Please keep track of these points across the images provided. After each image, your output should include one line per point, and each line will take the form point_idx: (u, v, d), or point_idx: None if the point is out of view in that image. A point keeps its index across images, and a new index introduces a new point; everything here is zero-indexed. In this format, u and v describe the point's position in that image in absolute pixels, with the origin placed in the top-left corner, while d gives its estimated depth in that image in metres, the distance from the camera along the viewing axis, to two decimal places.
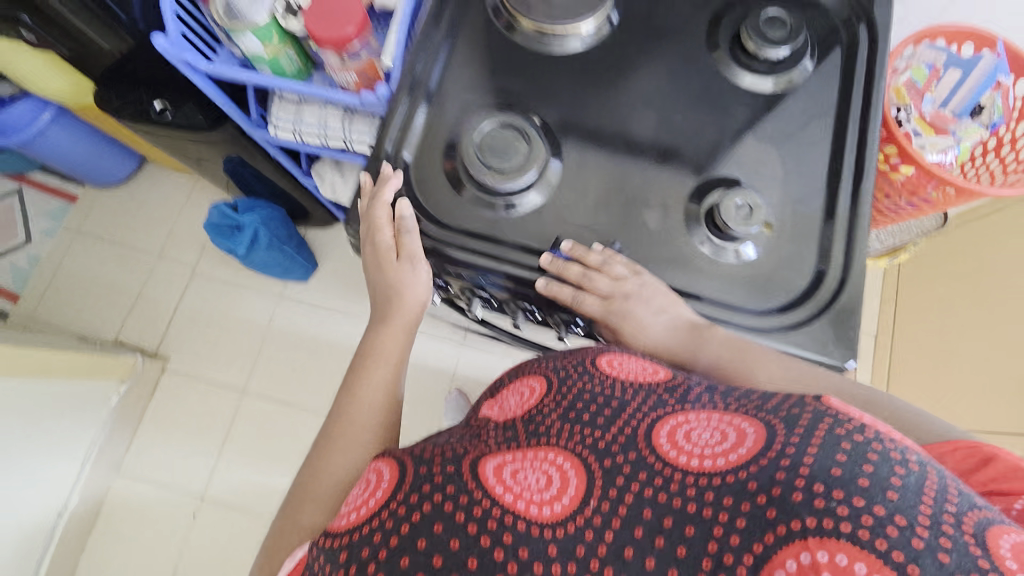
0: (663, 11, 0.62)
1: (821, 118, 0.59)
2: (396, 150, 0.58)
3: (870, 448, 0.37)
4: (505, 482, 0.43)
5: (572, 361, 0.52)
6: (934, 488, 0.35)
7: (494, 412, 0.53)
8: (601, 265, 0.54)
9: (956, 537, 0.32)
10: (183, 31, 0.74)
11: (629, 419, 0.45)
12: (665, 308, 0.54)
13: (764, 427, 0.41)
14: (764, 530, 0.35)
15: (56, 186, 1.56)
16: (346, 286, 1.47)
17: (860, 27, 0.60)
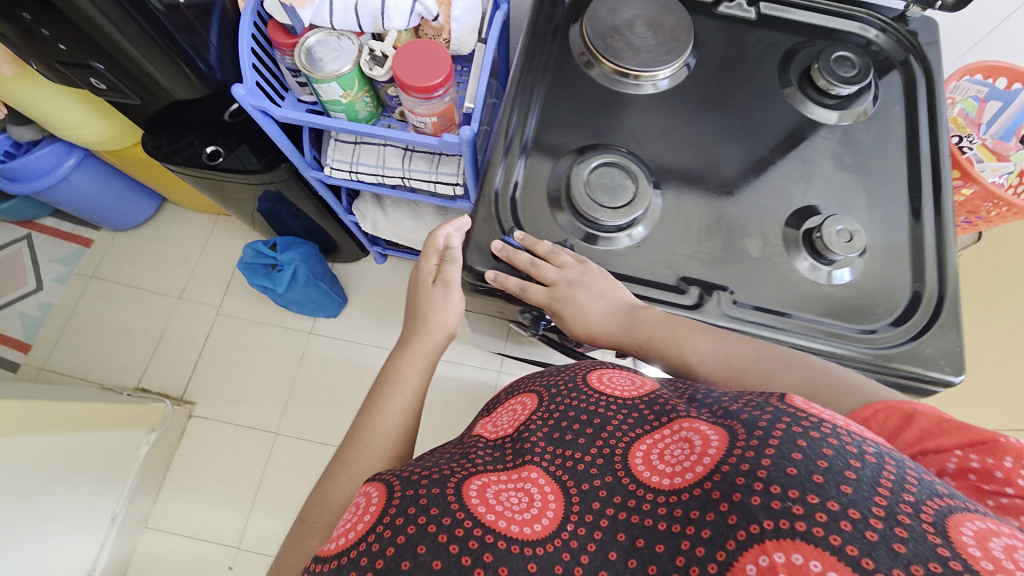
0: (735, 54, 0.67)
1: (891, 146, 0.63)
2: (503, 188, 0.60)
3: (827, 445, 0.32)
4: (488, 501, 0.39)
5: (562, 378, 0.50)
6: (891, 479, 0.30)
7: (487, 431, 0.51)
8: (549, 253, 0.56)
9: (913, 527, 0.27)
10: (258, 78, 0.74)
11: (610, 439, 0.43)
12: (602, 290, 0.55)
13: (725, 428, 0.37)
14: (726, 536, 0.31)
15: (70, 231, 1.53)
16: (378, 319, 1.45)
17: (915, 66, 0.67)
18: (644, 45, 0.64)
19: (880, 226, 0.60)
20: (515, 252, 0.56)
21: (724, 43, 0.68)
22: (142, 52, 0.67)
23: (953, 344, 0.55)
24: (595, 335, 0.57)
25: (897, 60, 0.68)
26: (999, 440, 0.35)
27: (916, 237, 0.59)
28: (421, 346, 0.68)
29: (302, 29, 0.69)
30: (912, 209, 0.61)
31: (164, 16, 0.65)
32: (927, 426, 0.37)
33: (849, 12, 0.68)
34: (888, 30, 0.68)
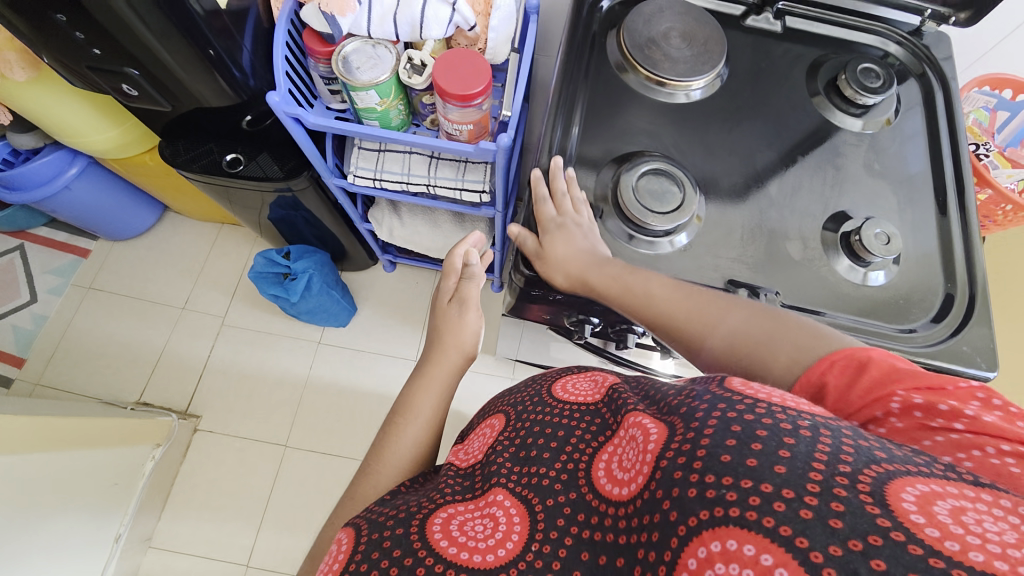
0: (765, 66, 0.70)
1: (915, 155, 0.67)
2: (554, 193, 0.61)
3: (761, 426, 0.30)
4: (451, 534, 0.41)
5: (528, 393, 0.51)
6: (827, 451, 0.28)
7: (458, 457, 0.51)
8: (579, 200, 0.60)
9: (849, 498, 0.26)
10: (290, 86, 0.74)
11: (574, 452, 0.42)
12: (592, 235, 0.58)
13: (666, 423, 0.35)
14: (670, 533, 0.30)
15: (65, 241, 1.48)
16: (388, 328, 1.44)
17: (932, 78, 0.71)
18: (681, 56, 0.66)
19: (911, 229, 0.62)
20: (560, 173, 0.61)
21: (754, 55, 0.70)
22: (172, 53, 0.65)
23: (985, 342, 0.57)
24: (560, 265, 0.57)
25: (913, 73, 0.72)
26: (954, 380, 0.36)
27: (945, 240, 0.62)
28: (438, 368, 0.67)
29: (340, 38, 0.69)
30: (940, 214, 0.64)
31: (202, 20, 0.63)
32: (885, 370, 0.39)
33: (868, 26, 0.72)
34: (905, 43, 0.72)
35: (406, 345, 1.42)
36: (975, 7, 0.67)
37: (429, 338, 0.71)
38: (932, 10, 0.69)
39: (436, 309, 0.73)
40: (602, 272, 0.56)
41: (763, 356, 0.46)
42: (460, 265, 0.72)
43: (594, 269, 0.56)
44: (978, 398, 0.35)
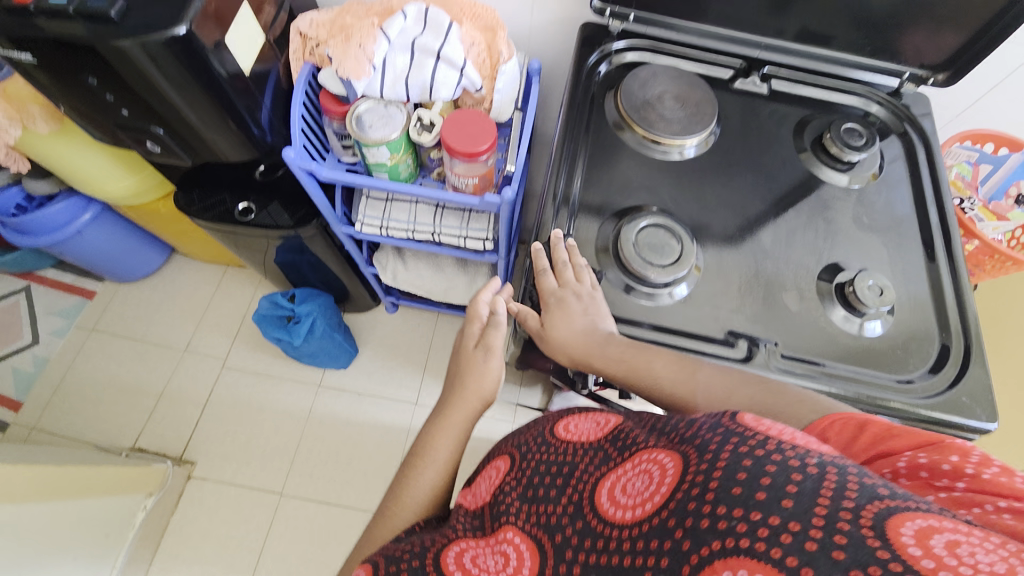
0: (754, 125, 0.74)
1: (905, 210, 0.70)
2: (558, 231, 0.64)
3: (770, 460, 0.31)
4: (465, 564, 0.42)
5: (533, 434, 0.53)
6: (832, 487, 0.28)
7: (466, 500, 0.53)
8: (578, 270, 0.61)
9: (851, 531, 0.26)
10: (305, 141, 0.78)
11: (580, 484, 0.43)
12: (592, 311, 0.59)
13: (678, 455, 0.36)
14: (680, 561, 0.30)
15: (72, 283, 1.50)
16: (390, 370, 1.44)
17: (914, 134, 0.75)
18: (675, 116, 0.70)
19: (904, 280, 0.64)
20: (561, 244, 0.62)
21: (743, 115, 0.75)
22: (198, 114, 0.68)
23: (985, 395, 0.57)
24: (562, 347, 0.59)
25: (894, 131, 0.76)
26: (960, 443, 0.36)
27: (936, 291, 0.64)
28: (456, 412, 0.65)
29: (354, 98, 0.74)
30: (930, 265, 0.66)
31: (227, 82, 0.66)
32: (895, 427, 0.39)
33: (850, 89, 0.77)
34: (886, 104, 0.77)
35: (407, 388, 1.41)
36: (952, 69, 0.73)
37: (449, 378, 0.70)
38: (911, 74, 0.75)
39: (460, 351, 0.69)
40: (602, 354, 0.57)
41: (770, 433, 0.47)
42: (484, 314, 0.67)
43: (596, 352, 0.57)
44: (976, 452, 0.34)
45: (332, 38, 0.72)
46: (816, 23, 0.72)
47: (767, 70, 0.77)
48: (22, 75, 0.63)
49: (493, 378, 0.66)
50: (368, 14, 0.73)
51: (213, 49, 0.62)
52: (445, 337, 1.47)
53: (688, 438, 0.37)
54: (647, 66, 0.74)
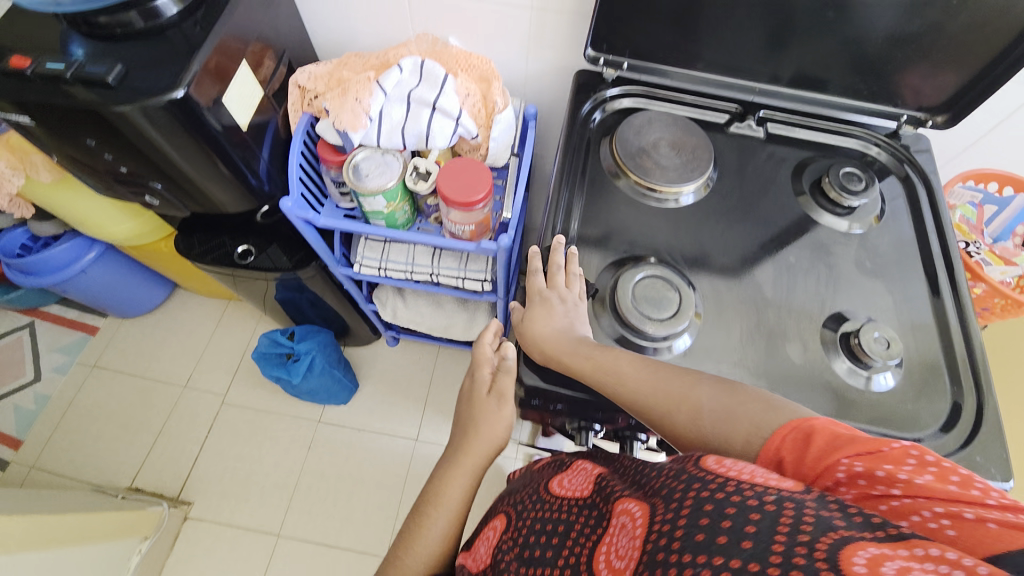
0: (751, 169, 0.74)
1: (909, 254, 0.69)
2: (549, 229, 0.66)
3: (729, 503, 0.31)
4: None
5: (528, 492, 0.52)
6: (789, 522, 0.28)
7: (468, 563, 0.51)
8: (571, 275, 0.61)
9: (807, 567, 0.25)
10: (303, 190, 0.78)
11: (573, 547, 0.41)
12: (575, 315, 0.59)
13: (649, 505, 0.35)
14: None
15: (75, 319, 1.51)
16: (390, 405, 1.42)
17: (915, 175, 0.74)
18: (670, 163, 0.70)
19: (912, 328, 0.63)
20: (561, 249, 0.63)
21: (740, 159, 0.75)
22: (193, 166, 0.68)
23: (1002, 454, 0.55)
24: (538, 342, 0.59)
25: (895, 173, 0.75)
26: (891, 443, 0.35)
27: (944, 341, 0.62)
28: (466, 461, 0.61)
29: (351, 148, 0.74)
30: (937, 315, 0.64)
31: (221, 135, 0.66)
32: (835, 434, 0.38)
33: (848, 131, 0.76)
34: (884, 145, 0.76)
35: (407, 424, 1.39)
36: (951, 112, 0.73)
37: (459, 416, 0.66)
38: (909, 116, 0.75)
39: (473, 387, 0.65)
40: (569, 351, 0.56)
41: (717, 433, 0.46)
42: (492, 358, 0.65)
43: (565, 350, 0.56)
44: (911, 457, 0.34)
45: (330, 91, 0.74)
46: (809, 69, 0.73)
47: (763, 114, 0.77)
48: (25, 135, 0.65)
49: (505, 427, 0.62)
50: (365, 68, 0.75)
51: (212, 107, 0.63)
52: (446, 371, 1.45)
53: (660, 487, 0.36)
54: (642, 113, 0.74)
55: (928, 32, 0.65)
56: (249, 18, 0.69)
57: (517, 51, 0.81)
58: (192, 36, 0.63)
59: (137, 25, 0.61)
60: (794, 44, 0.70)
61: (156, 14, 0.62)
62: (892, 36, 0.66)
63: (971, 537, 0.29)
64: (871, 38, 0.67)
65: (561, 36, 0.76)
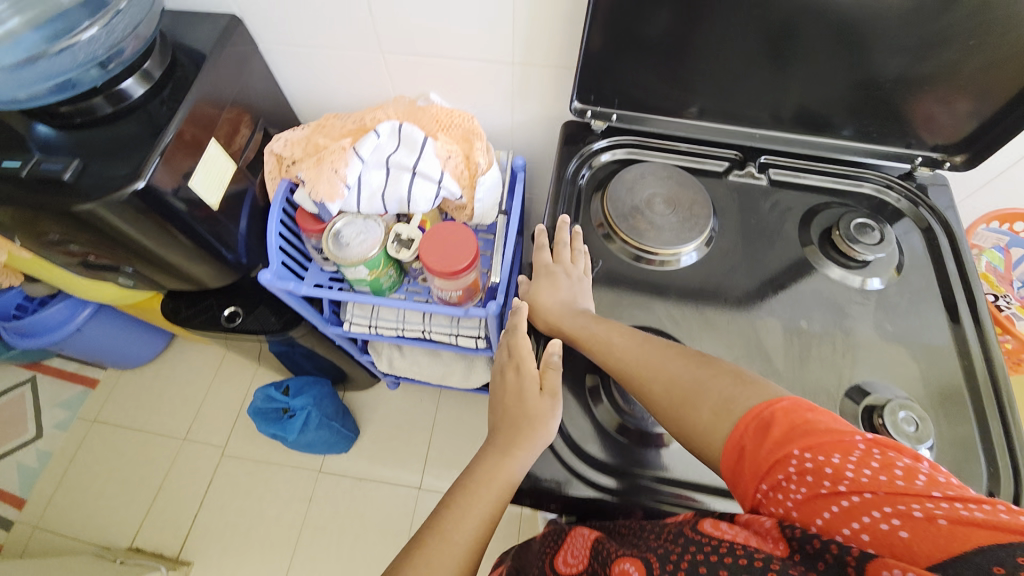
0: (755, 222, 0.69)
1: (933, 311, 0.63)
2: (553, 210, 0.68)
3: (721, 564, 0.33)
4: None
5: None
6: None
7: None
8: (575, 251, 0.64)
9: None
10: (283, 259, 0.75)
11: None
12: (577, 289, 0.61)
13: (643, 561, 0.36)
14: None
15: (75, 372, 1.50)
16: (392, 453, 1.37)
17: (934, 222, 0.69)
18: (666, 223, 0.66)
19: (941, 398, 0.57)
20: (565, 227, 0.65)
21: (742, 211, 0.70)
22: (173, 254, 0.65)
23: None
24: (544, 313, 0.60)
25: (916, 224, 0.70)
26: (845, 438, 0.37)
27: (979, 413, 0.56)
28: (513, 463, 0.50)
29: (330, 216, 0.71)
30: (968, 383, 0.58)
31: (189, 215, 0.63)
32: (792, 430, 0.39)
33: (858, 174, 0.71)
34: (897, 188, 0.71)
35: (410, 473, 1.34)
36: (969, 152, 0.68)
37: (492, 412, 0.56)
38: (924, 157, 0.70)
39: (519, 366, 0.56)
40: (575, 321, 0.57)
41: (690, 401, 0.47)
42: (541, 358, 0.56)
43: (568, 318, 0.58)
44: (857, 449, 0.36)
45: (306, 160, 0.71)
46: (810, 111, 0.69)
47: (765, 159, 0.72)
48: None
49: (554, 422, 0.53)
50: (342, 134, 0.72)
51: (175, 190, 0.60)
52: (448, 415, 1.41)
53: (654, 549, 0.37)
54: (634, 166, 0.70)
55: (939, 72, 0.61)
56: (218, 91, 0.67)
57: (500, 106, 0.77)
58: (158, 116, 0.61)
59: (103, 111, 0.60)
60: (794, 89, 0.66)
61: (122, 97, 0.60)
62: (900, 77, 0.62)
63: (925, 539, 0.31)
64: (875, 81, 0.63)
65: (544, 89, 0.73)
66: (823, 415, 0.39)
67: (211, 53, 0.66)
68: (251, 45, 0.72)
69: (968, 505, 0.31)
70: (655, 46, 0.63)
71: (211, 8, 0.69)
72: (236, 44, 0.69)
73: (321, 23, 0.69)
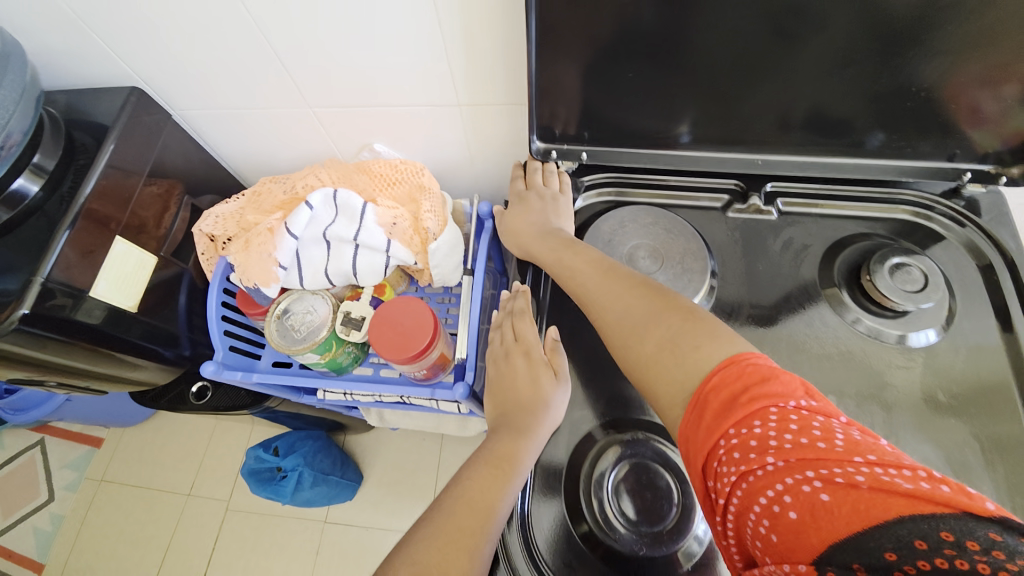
0: (764, 267, 0.57)
1: (996, 370, 0.50)
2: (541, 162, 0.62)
3: None
4: None
5: None
6: None
7: None
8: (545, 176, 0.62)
9: None
10: (232, 342, 0.67)
11: None
12: (550, 210, 0.60)
13: None
14: None
15: (82, 432, 1.49)
16: (396, 500, 1.31)
17: (990, 251, 0.56)
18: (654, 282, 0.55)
19: (1012, 493, 0.45)
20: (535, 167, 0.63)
21: (747, 253, 0.58)
22: (100, 364, 0.60)
23: None
24: (515, 237, 0.60)
25: (971, 259, 0.57)
26: (770, 402, 0.32)
27: None
28: (533, 441, 0.48)
29: (272, 297, 0.64)
30: None
31: (106, 326, 0.58)
32: (720, 403, 0.34)
33: (885, 196, 0.59)
34: (937, 208, 0.58)
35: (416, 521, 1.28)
36: None
37: (502, 399, 0.53)
38: (972, 171, 0.57)
39: (518, 349, 0.54)
40: (546, 243, 0.56)
41: (639, 335, 0.43)
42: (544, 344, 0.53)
43: (538, 242, 0.57)
44: (774, 411, 0.31)
45: (238, 238, 0.63)
46: (824, 130, 0.56)
47: (771, 189, 0.61)
48: None
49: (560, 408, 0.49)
50: (275, 206, 0.64)
51: (75, 304, 0.54)
52: (453, 455, 1.34)
53: None
54: (612, 213, 0.61)
55: (991, 75, 0.47)
56: (131, 165, 0.60)
57: (457, 147, 0.68)
58: (56, 215, 0.55)
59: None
60: (801, 106, 0.54)
61: (17, 199, 0.54)
62: (936, 84, 0.49)
63: (847, 504, 0.27)
64: (906, 88, 0.50)
65: (501, 129, 0.64)
66: (751, 377, 0.34)
67: (113, 124, 0.59)
68: (163, 112, 0.65)
69: (889, 470, 0.28)
70: (623, 74, 0.52)
71: (114, 78, 0.62)
72: (143, 114, 0.62)
73: (235, 83, 0.61)
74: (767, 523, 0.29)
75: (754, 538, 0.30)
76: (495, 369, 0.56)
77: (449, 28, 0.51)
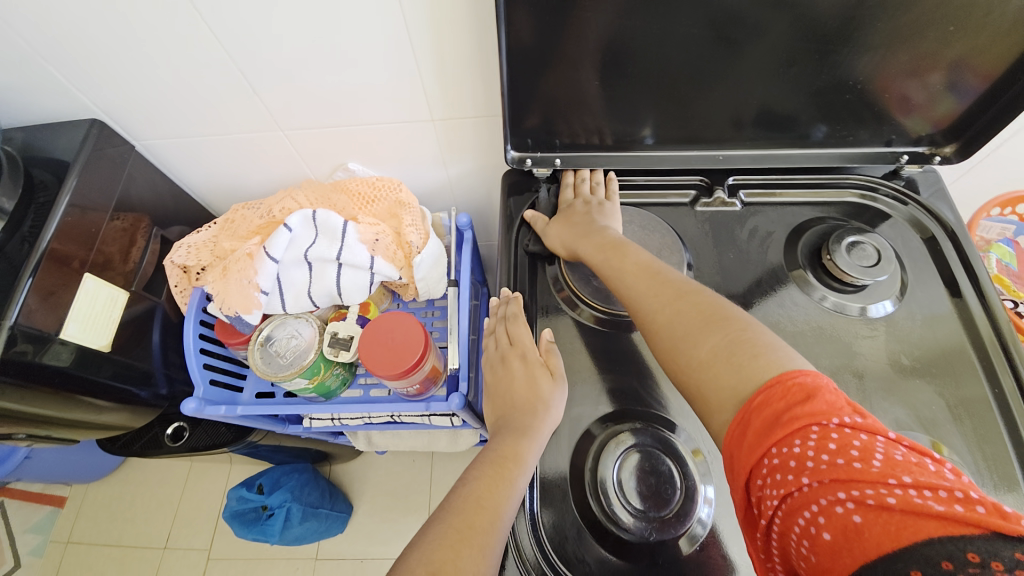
0: (734, 255, 0.61)
1: (950, 331, 0.55)
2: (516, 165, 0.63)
3: None
4: None
5: None
6: None
7: None
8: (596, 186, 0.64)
9: None
10: (213, 375, 0.65)
11: None
12: (603, 215, 0.60)
13: None
14: None
15: (41, 492, 1.38)
16: (390, 529, 1.27)
17: (931, 223, 0.61)
18: None
19: (978, 443, 0.49)
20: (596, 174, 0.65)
21: (717, 244, 0.62)
22: (72, 410, 0.57)
23: None
24: (558, 236, 0.59)
25: (917, 233, 0.62)
26: (812, 421, 0.33)
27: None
28: (536, 440, 0.48)
29: (254, 325, 0.62)
30: (1004, 416, 0.50)
31: (76, 369, 0.55)
32: (762, 422, 0.35)
33: (837, 181, 0.64)
34: (881, 189, 0.64)
35: None
36: (960, 140, 0.60)
37: (502, 402, 0.54)
38: (908, 153, 0.63)
39: (528, 361, 0.54)
40: (588, 244, 0.56)
41: (692, 337, 0.43)
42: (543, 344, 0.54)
43: (583, 243, 0.56)
44: (814, 430, 0.33)
45: (213, 267, 0.61)
46: (774, 125, 0.61)
47: (733, 181, 0.65)
48: None
49: (559, 405, 0.50)
50: (251, 232, 0.63)
51: (39, 349, 0.51)
52: (445, 475, 1.31)
53: None
54: None
55: (917, 66, 0.53)
56: (93, 199, 0.58)
57: (431, 163, 0.70)
58: (16, 257, 0.52)
59: None
60: (752, 104, 0.58)
61: None
62: (870, 77, 0.55)
63: (877, 525, 0.29)
64: (844, 83, 0.56)
65: (474, 141, 0.66)
66: (794, 398, 0.35)
67: (75, 159, 0.57)
68: (126, 143, 0.64)
69: (922, 492, 0.29)
70: (590, 82, 0.55)
71: (73, 112, 0.61)
72: (106, 147, 0.61)
73: (205, 113, 0.61)
74: (807, 543, 0.32)
75: (798, 556, 0.32)
76: (492, 373, 0.57)
77: (421, 46, 0.53)
